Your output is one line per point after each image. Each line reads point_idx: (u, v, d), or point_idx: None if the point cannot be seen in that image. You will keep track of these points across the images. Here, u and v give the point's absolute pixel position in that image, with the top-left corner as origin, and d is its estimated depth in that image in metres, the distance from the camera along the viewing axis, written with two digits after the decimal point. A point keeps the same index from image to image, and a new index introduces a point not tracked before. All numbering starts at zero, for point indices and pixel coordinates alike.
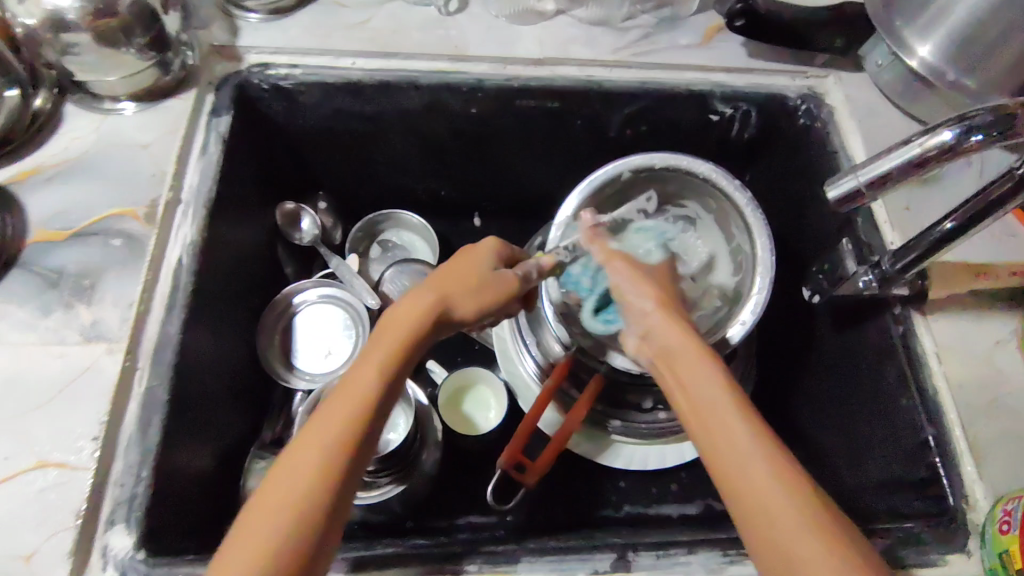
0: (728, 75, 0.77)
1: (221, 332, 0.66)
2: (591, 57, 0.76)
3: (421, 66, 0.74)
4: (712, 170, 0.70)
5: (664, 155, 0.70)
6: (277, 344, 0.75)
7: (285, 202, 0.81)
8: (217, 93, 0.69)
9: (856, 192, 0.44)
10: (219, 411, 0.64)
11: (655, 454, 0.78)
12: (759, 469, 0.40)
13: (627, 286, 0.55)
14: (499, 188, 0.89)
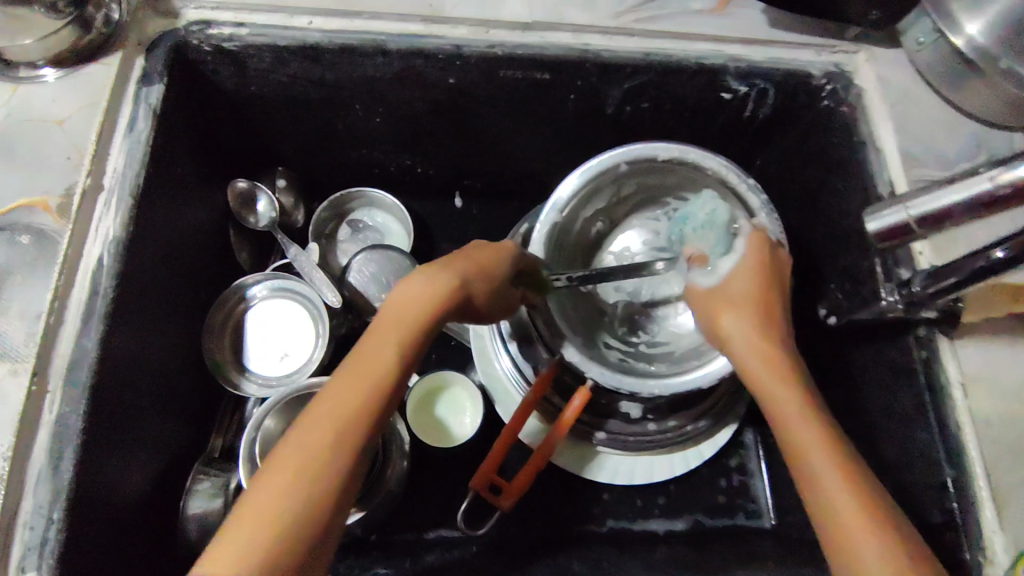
0: (746, 47, 0.67)
1: (156, 337, 0.58)
2: (588, 22, 0.65)
3: (388, 28, 0.63)
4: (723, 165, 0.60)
5: (669, 146, 0.60)
6: (229, 344, 0.68)
7: (237, 180, 0.72)
8: (148, 55, 0.59)
9: (903, 226, 0.41)
10: (155, 427, 0.57)
11: (644, 468, 0.72)
12: (834, 491, 0.40)
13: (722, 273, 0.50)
14: (481, 165, 0.80)
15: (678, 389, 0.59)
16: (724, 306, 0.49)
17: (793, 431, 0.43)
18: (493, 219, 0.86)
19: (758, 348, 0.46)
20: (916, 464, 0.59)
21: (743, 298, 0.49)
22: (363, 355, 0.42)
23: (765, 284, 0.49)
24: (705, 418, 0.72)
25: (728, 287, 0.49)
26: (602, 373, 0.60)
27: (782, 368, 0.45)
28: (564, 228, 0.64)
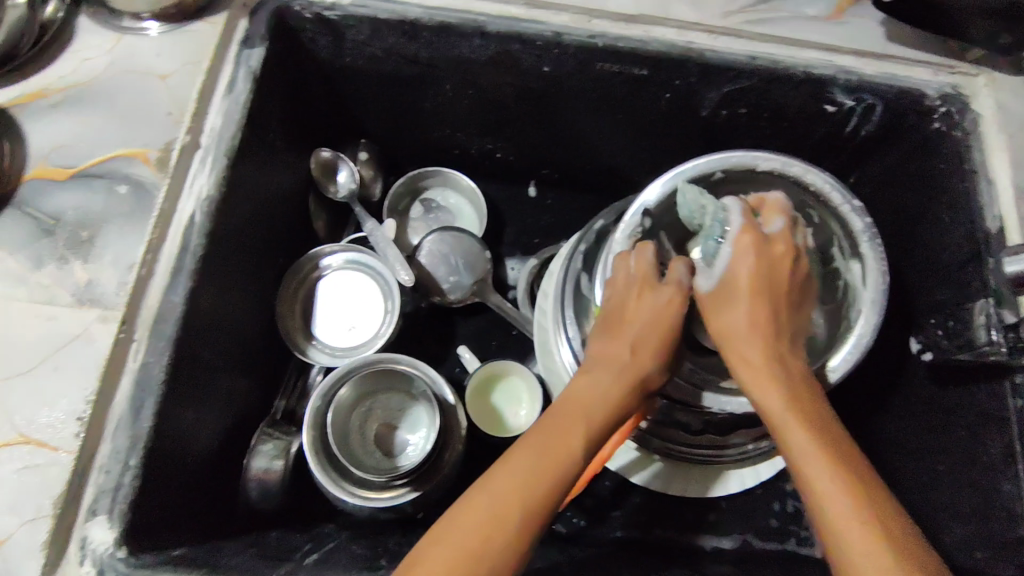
0: (858, 60, 0.64)
1: (234, 297, 0.59)
2: (695, 20, 0.63)
3: (489, 9, 0.62)
4: (828, 182, 0.57)
5: (773, 157, 0.57)
6: (299, 311, 0.69)
7: (320, 149, 0.73)
8: (251, 18, 0.59)
9: None
10: (225, 386, 0.58)
11: (698, 482, 0.70)
12: (830, 493, 0.43)
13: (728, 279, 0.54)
14: (561, 157, 0.79)
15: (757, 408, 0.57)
16: (718, 309, 0.54)
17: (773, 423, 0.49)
18: (564, 213, 0.84)
19: (743, 351, 0.52)
20: (996, 516, 0.56)
21: (734, 301, 0.54)
22: (560, 437, 0.48)
23: (758, 284, 0.53)
24: (767, 438, 0.70)
25: (727, 294, 0.54)
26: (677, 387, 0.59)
27: (762, 368, 0.51)
28: None
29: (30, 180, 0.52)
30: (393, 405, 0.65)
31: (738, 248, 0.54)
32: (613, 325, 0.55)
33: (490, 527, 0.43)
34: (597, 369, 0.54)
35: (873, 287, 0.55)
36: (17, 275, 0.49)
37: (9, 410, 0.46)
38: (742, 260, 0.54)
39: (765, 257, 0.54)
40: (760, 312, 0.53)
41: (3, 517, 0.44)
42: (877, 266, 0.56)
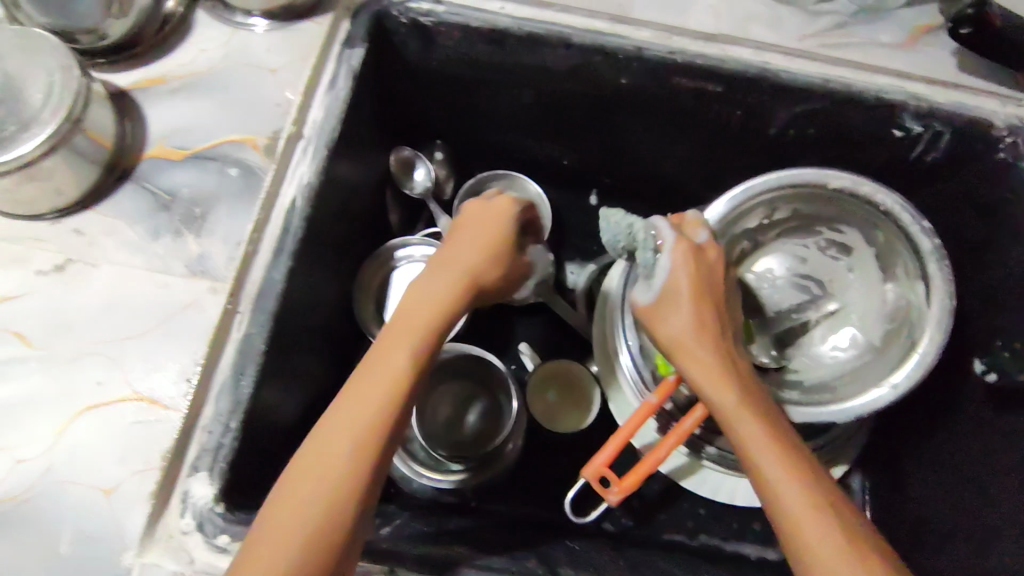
0: (929, 88, 0.66)
1: (321, 281, 0.62)
2: (771, 42, 0.66)
3: (574, 22, 0.65)
4: (899, 204, 0.59)
5: (845, 176, 0.60)
6: (372, 299, 0.72)
7: (402, 147, 0.77)
8: (353, 20, 0.63)
9: None
10: (308, 363, 0.62)
11: (746, 490, 0.72)
12: (785, 488, 0.46)
13: (676, 279, 0.55)
14: (626, 168, 0.81)
15: (816, 417, 0.59)
16: (666, 317, 0.55)
17: (727, 418, 0.51)
18: None
19: (695, 354, 0.53)
20: None
21: (674, 306, 0.55)
22: (389, 353, 0.47)
23: (698, 292, 0.55)
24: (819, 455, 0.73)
25: (667, 295, 0.56)
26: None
27: (715, 369, 0.52)
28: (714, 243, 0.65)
29: (149, 159, 0.56)
30: (461, 394, 0.72)
31: (677, 258, 0.55)
32: (455, 233, 0.58)
33: (326, 463, 0.42)
34: (435, 272, 0.54)
35: (938, 306, 0.57)
36: (136, 244, 0.53)
37: (124, 368, 0.50)
38: (677, 267, 0.55)
39: (703, 266, 0.56)
40: (700, 312, 0.54)
41: (114, 466, 0.47)
42: (943, 286, 0.57)
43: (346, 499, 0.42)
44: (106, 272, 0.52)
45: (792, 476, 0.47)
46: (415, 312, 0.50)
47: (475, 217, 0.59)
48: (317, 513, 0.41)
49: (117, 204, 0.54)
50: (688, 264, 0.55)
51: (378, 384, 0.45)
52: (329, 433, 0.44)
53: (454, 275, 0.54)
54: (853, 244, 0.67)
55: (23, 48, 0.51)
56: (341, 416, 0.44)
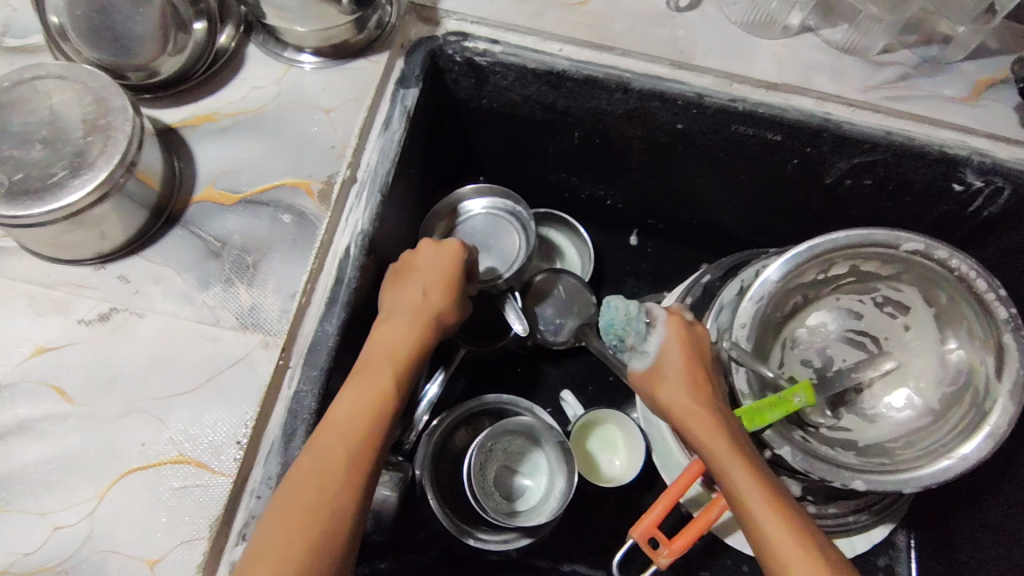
0: (992, 143, 0.64)
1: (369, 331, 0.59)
2: (834, 92, 0.64)
3: (634, 66, 0.64)
4: (971, 267, 0.57)
5: (917, 238, 0.58)
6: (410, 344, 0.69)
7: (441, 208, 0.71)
8: (407, 58, 0.61)
9: None
10: None
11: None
12: (784, 543, 0.46)
13: (666, 348, 0.59)
14: (671, 210, 0.79)
15: (880, 487, 0.56)
16: (659, 385, 0.58)
17: (720, 467, 0.51)
18: (663, 263, 0.85)
19: (687, 412, 0.55)
20: None
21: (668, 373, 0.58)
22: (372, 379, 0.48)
23: (692, 360, 0.58)
24: (867, 512, 0.70)
25: (662, 364, 0.59)
26: (797, 454, 0.58)
27: (708, 423, 0.54)
28: (772, 300, 0.63)
29: (198, 201, 0.54)
30: (516, 448, 0.68)
31: (667, 332, 0.60)
32: (402, 273, 0.56)
33: (321, 484, 0.43)
34: (393, 315, 0.53)
35: (1010, 378, 0.55)
36: (184, 294, 0.50)
37: (170, 428, 0.47)
38: (671, 340, 0.59)
39: (692, 338, 0.60)
40: (694, 377, 0.57)
41: (160, 535, 0.44)
42: (1016, 356, 0.55)
43: (340, 521, 0.42)
44: (152, 322, 0.49)
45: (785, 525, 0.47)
46: (387, 353, 0.50)
47: (425, 261, 0.57)
48: (307, 530, 0.41)
49: (164, 249, 0.52)
50: (678, 334, 0.60)
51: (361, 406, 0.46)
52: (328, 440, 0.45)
53: (416, 313, 0.53)
54: (911, 303, 0.64)
55: (74, 85, 0.49)
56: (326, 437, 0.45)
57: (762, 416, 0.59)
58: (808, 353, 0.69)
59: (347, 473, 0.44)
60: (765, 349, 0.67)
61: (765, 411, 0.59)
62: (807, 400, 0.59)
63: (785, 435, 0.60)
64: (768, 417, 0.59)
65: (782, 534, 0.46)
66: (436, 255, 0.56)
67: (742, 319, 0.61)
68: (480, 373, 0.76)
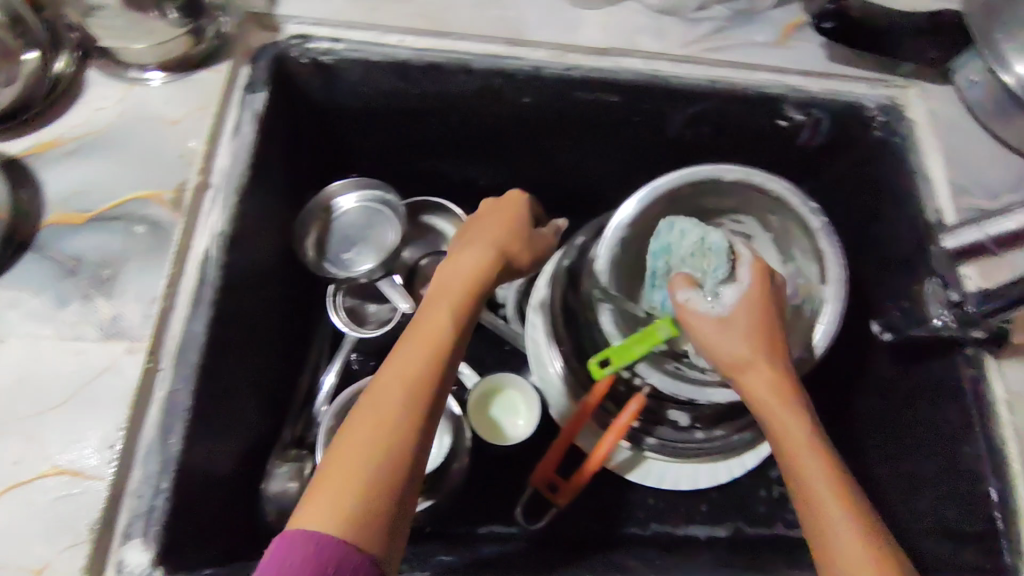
0: (805, 79, 0.71)
1: (247, 329, 0.61)
2: (658, 50, 0.69)
3: (472, 48, 0.67)
4: (786, 189, 0.64)
5: (735, 168, 0.64)
6: (291, 343, 0.71)
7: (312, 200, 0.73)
8: (252, 65, 0.64)
9: (978, 244, 0.59)
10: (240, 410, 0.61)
11: (689, 476, 0.75)
12: (834, 509, 0.46)
13: (745, 300, 0.58)
14: (541, 181, 0.84)
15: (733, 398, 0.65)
16: (714, 329, 0.57)
17: (783, 433, 0.51)
18: None
19: (754, 373, 0.55)
20: (963, 478, 0.60)
21: (738, 328, 0.56)
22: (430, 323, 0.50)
23: (764, 312, 0.57)
24: (753, 430, 0.75)
25: (748, 315, 0.57)
26: (664, 381, 0.66)
27: (772, 388, 0.54)
28: (628, 243, 0.68)
29: (49, 225, 0.55)
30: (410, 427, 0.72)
31: (748, 283, 0.58)
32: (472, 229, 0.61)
33: (376, 437, 0.43)
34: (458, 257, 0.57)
35: (832, 279, 0.61)
36: (43, 314, 0.51)
37: (41, 444, 0.48)
38: (752, 293, 0.58)
39: (772, 292, 0.59)
40: (761, 328, 0.56)
41: (40, 545, 0.45)
42: (834, 260, 0.62)
43: (382, 478, 0.42)
44: (13, 346, 0.50)
45: (842, 494, 0.47)
46: (448, 304, 0.52)
47: (488, 215, 0.62)
48: (357, 482, 0.41)
49: (19, 275, 0.53)
50: (761, 291, 0.58)
51: (420, 350, 0.48)
52: (387, 391, 0.45)
53: (484, 258, 0.56)
54: (752, 233, 0.71)
55: None
56: (384, 386, 0.46)
57: (630, 351, 0.63)
58: None
59: (400, 422, 0.44)
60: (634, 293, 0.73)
61: (631, 346, 0.63)
62: (672, 331, 0.63)
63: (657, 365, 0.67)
64: (635, 353, 0.63)
65: (829, 497, 0.47)
66: (509, 208, 0.62)
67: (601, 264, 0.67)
68: None
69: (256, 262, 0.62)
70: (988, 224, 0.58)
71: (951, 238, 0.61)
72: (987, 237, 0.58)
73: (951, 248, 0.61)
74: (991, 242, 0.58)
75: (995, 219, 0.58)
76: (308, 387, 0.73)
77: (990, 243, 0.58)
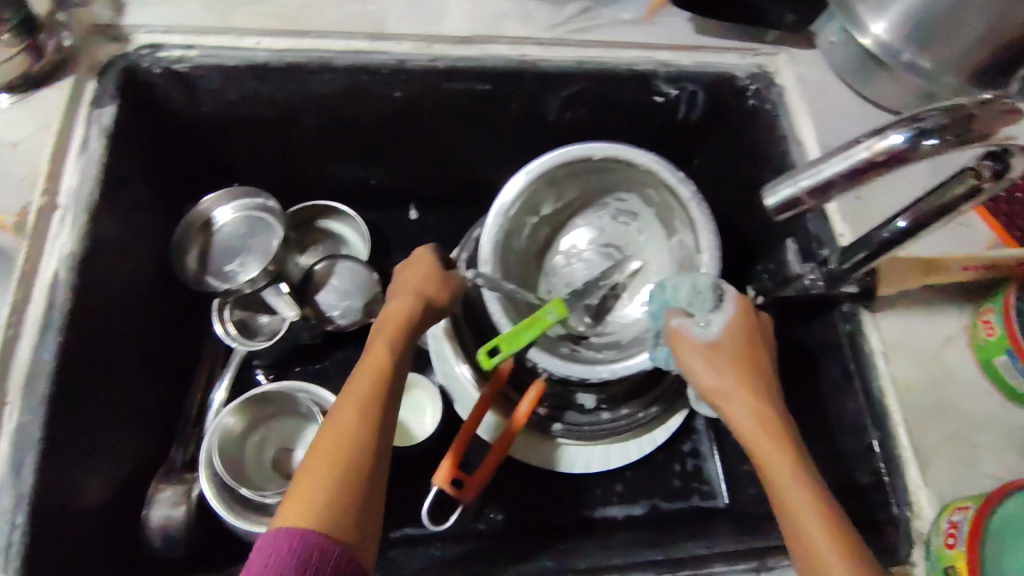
0: (673, 53, 0.71)
1: (114, 352, 0.59)
2: (524, 34, 0.69)
3: (333, 45, 0.66)
4: (655, 162, 0.64)
5: (601, 147, 0.64)
6: (172, 364, 0.69)
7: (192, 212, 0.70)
8: (99, 80, 0.62)
9: (796, 203, 0.39)
10: (113, 438, 0.59)
11: (601, 457, 0.75)
12: (822, 541, 0.43)
13: (728, 329, 0.54)
14: (434, 176, 0.83)
15: (623, 373, 0.62)
16: (699, 364, 0.53)
17: (770, 467, 0.47)
18: (446, 229, 0.89)
19: (737, 405, 0.51)
20: (852, 433, 0.61)
21: (725, 356, 0.53)
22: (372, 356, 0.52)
23: (751, 339, 0.54)
24: (659, 403, 0.75)
25: (734, 347, 0.53)
26: (552, 364, 0.63)
27: (766, 418, 0.50)
28: (511, 229, 0.67)
29: None
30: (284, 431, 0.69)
31: (733, 313, 0.55)
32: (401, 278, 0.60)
33: (338, 447, 0.46)
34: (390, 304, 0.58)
35: (705, 249, 0.62)
36: None
37: None
38: (736, 320, 0.55)
39: (755, 323, 0.56)
40: (746, 359, 0.53)
41: None
42: (705, 230, 0.62)
43: (350, 484, 0.45)
44: None
45: (830, 526, 0.44)
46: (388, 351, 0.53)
47: (415, 269, 0.61)
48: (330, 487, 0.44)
49: None
50: (745, 322, 0.55)
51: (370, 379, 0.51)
52: (348, 411, 0.48)
53: (408, 307, 0.56)
54: (637, 208, 0.71)
55: None
56: (346, 406, 0.49)
57: (517, 338, 0.61)
58: (569, 275, 0.74)
59: (360, 429, 0.47)
60: (528, 281, 0.72)
61: (520, 333, 0.61)
62: (559, 313, 0.62)
63: (546, 350, 0.65)
64: (523, 339, 0.61)
65: (819, 532, 0.44)
66: (421, 261, 0.61)
67: (484, 255, 0.65)
68: (278, 373, 0.76)
69: (121, 283, 0.60)
70: (830, 161, 0.38)
71: (766, 198, 0.40)
72: (842, 177, 0.38)
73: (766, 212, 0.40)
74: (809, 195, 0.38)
75: (845, 151, 0.38)
76: (197, 408, 0.71)
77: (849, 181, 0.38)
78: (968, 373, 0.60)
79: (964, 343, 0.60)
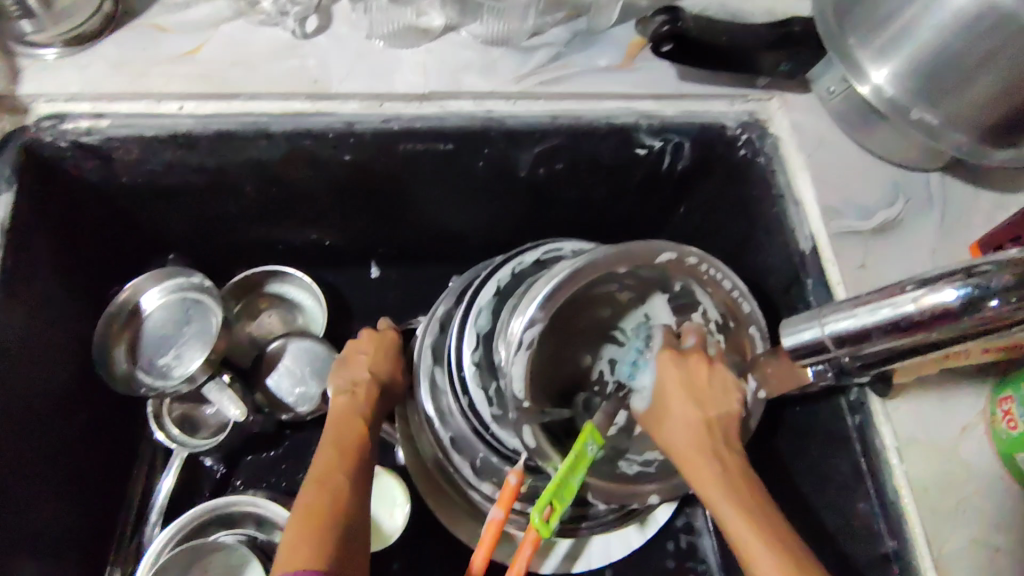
0: (656, 103, 0.64)
1: (15, 474, 0.54)
2: (488, 88, 0.61)
3: (269, 108, 0.58)
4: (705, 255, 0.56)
5: (669, 246, 0.54)
6: (107, 468, 0.65)
7: (112, 304, 0.66)
8: None
9: (820, 344, 0.48)
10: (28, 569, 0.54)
11: (600, 548, 0.69)
12: None
13: (667, 388, 0.53)
14: (396, 236, 0.75)
15: (673, 492, 0.58)
16: (654, 429, 0.53)
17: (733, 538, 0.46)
18: (411, 287, 0.82)
19: (690, 468, 0.50)
20: (859, 534, 0.57)
21: (667, 418, 0.52)
22: (343, 435, 0.55)
23: (692, 393, 0.52)
24: None
25: (669, 402, 0.53)
26: (598, 491, 0.55)
27: (716, 480, 0.49)
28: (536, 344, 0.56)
29: None
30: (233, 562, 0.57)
31: (659, 369, 0.54)
32: (348, 364, 0.62)
33: (323, 498, 0.49)
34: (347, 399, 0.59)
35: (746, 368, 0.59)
36: None
37: None
38: (667, 378, 0.53)
39: (691, 369, 0.53)
40: (689, 414, 0.52)
41: None
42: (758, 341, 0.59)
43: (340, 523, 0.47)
44: None
45: None
46: (352, 420, 0.56)
47: (367, 352, 0.63)
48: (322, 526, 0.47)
49: None
50: (675, 372, 0.53)
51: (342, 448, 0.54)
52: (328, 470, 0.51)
53: (369, 386, 0.60)
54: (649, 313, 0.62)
55: None
56: (327, 470, 0.52)
57: (568, 486, 0.52)
58: None
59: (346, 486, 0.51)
60: (549, 394, 0.62)
61: (568, 479, 0.52)
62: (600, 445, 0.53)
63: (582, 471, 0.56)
64: (573, 484, 0.52)
65: None
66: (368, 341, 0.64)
67: (471, 359, 0.61)
68: (229, 463, 0.70)
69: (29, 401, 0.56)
70: (857, 314, 0.45)
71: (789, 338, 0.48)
72: (869, 329, 0.45)
73: (788, 346, 0.49)
74: (831, 339, 0.47)
75: (880, 303, 0.44)
76: (134, 512, 0.67)
77: (877, 333, 0.45)
78: (985, 467, 0.54)
79: (981, 432, 0.55)
